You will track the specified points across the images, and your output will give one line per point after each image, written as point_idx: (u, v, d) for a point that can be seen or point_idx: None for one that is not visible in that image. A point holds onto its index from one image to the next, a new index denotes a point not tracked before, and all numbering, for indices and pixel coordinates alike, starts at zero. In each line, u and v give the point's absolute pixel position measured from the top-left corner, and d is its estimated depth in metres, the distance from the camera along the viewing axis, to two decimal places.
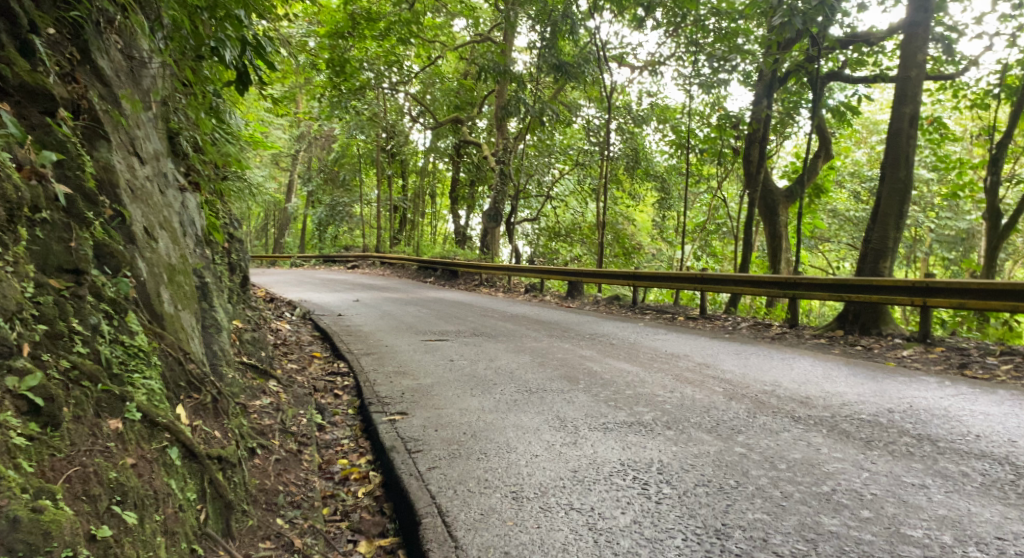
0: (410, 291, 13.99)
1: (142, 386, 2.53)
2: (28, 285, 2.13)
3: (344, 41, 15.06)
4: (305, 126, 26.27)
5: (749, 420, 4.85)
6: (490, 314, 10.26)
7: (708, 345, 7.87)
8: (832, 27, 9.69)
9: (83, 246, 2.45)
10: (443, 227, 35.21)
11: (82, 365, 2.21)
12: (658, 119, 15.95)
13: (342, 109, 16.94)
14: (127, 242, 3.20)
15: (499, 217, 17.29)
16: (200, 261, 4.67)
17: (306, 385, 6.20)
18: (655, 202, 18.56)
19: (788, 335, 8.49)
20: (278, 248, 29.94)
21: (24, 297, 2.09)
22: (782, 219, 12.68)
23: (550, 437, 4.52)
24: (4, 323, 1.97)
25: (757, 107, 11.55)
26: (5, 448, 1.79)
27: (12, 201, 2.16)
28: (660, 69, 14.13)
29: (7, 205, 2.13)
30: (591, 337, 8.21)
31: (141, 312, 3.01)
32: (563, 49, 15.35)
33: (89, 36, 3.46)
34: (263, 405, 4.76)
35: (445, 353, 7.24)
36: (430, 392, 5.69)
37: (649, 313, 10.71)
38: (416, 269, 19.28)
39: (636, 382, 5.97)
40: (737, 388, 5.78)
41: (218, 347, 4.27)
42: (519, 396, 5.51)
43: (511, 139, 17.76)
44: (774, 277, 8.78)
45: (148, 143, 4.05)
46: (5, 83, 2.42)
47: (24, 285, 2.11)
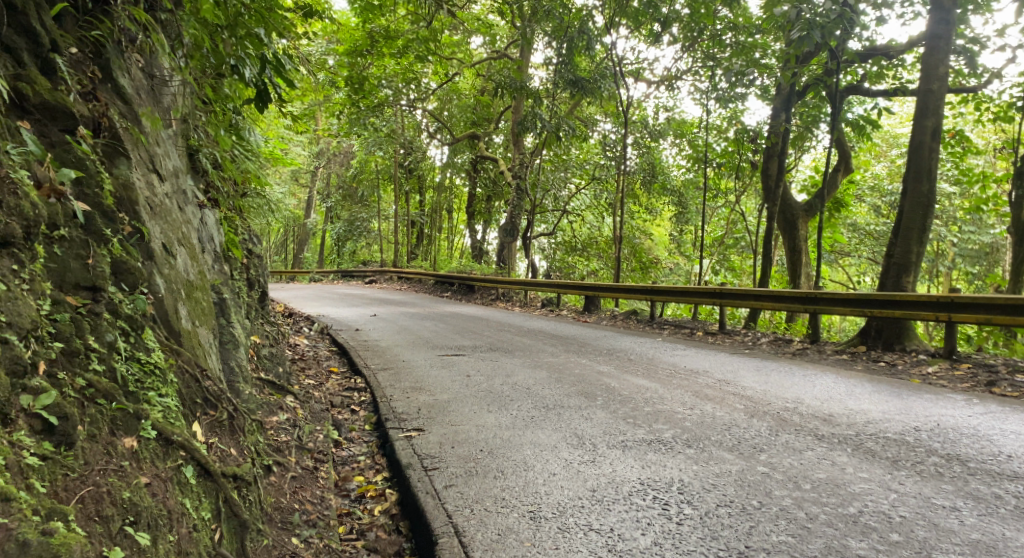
0: (428, 306, 14.00)
1: (158, 403, 2.52)
2: (42, 302, 2.10)
3: (362, 58, 15.20)
4: (324, 143, 26.58)
5: (772, 438, 4.76)
6: (507, 328, 10.20)
7: (728, 361, 7.75)
8: (851, 40, 9.60)
9: (101, 264, 2.43)
10: (461, 243, 35.24)
11: (98, 383, 2.19)
12: (675, 134, 15.87)
13: (360, 126, 17.15)
14: (145, 258, 3.23)
15: (516, 232, 17.30)
16: (219, 276, 4.68)
17: (323, 400, 6.20)
18: (672, 216, 18.44)
19: (809, 351, 8.35)
20: (296, 262, 30.21)
21: (40, 315, 2.07)
22: (802, 233, 12.49)
23: (568, 455, 4.45)
24: (19, 340, 1.95)
25: (776, 121, 11.47)
26: (16, 468, 1.76)
27: (29, 218, 2.13)
28: (676, 84, 14.09)
29: (24, 222, 2.10)
30: (609, 353, 8.13)
31: (159, 329, 3.02)
32: (579, 64, 15.35)
33: (110, 56, 3.53)
34: (280, 422, 4.76)
35: (462, 368, 7.19)
36: (446, 408, 5.64)
37: (667, 329, 10.61)
38: (433, 284, 19.28)
39: (654, 398, 5.89)
40: (758, 405, 5.67)
41: (235, 363, 4.27)
42: (536, 412, 5.46)
43: (527, 153, 17.81)
44: (794, 292, 8.65)
45: (168, 160, 4.08)
46: (26, 100, 2.40)
47: (40, 302, 2.09)
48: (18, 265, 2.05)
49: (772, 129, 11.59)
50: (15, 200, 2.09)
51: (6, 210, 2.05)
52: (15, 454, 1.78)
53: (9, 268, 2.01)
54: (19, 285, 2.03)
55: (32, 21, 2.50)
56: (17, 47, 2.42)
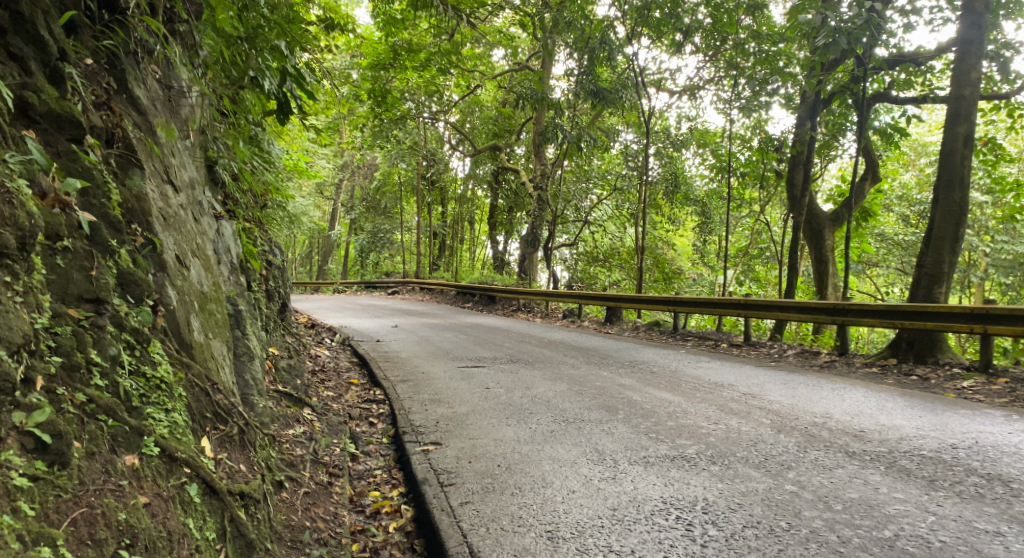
0: (449, 317, 13.93)
1: (164, 417, 2.46)
2: (38, 315, 2.02)
3: (385, 72, 15.27)
4: (348, 156, 26.80)
5: (800, 455, 4.58)
6: (528, 340, 10.08)
7: (753, 373, 7.54)
8: (878, 47, 9.40)
9: (105, 275, 2.38)
10: (482, 253, 35.19)
11: (99, 399, 2.13)
12: (698, 143, 15.69)
13: (382, 138, 17.21)
14: (157, 270, 3.19)
15: (537, 243, 17.21)
16: (235, 288, 4.64)
17: (341, 413, 6.14)
18: (695, 226, 18.20)
19: (838, 364, 8.10)
20: (320, 275, 30.39)
21: (34, 329, 1.99)
22: (828, 243, 12.20)
23: (588, 472, 4.32)
24: (9, 357, 1.85)
25: (801, 130, 11.28)
26: (3, 491, 1.69)
27: (25, 229, 2.04)
28: (699, 94, 13.90)
29: (19, 233, 2.01)
30: (631, 365, 7.97)
31: (169, 342, 2.98)
32: (601, 75, 15.23)
33: (125, 67, 3.52)
34: (296, 435, 4.71)
35: (481, 380, 7.09)
36: (464, 421, 5.54)
37: (691, 340, 10.40)
38: (454, 295, 19.22)
39: (678, 412, 5.72)
40: (784, 420, 5.49)
41: (250, 376, 4.22)
42: (556, 426, 5.33)
43: (548, 164, 17.74)
44: (821, 303, 8.41)
45: (183, 171, 4.06)
46: (32, 110, 2.36)
47: (36, 315, 2.02)
48: (12, 277, 1.96)
49: (797, 137, 11.37)
50: (11, 210, 2.01)
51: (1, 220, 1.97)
52: (2, 475, 1.71)
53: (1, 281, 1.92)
54: (12, 299, 1.94)
55: (39, 30, 2.47)
56: (24, 55, 2.38)
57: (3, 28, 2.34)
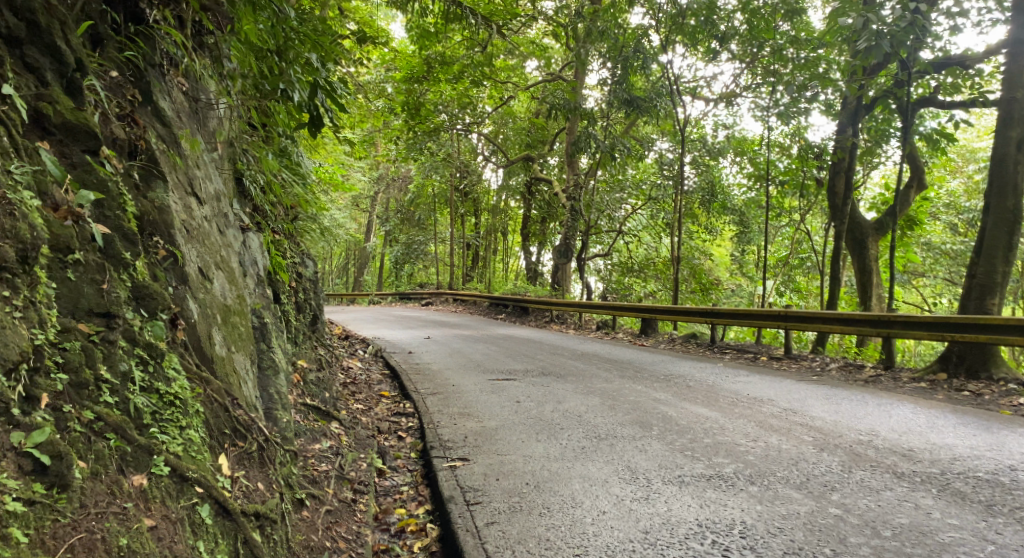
0: (481, 328, 13.82)
1: (178, 434, 2.40)
2: (40, 331, 1.96)
3: (419, 85, 15.29)
4: (383, 169, 27.03)
5: (845, 476, 4.34)
6: (560, 352, 9.92)
7: (794, 388, 7.25)
8: (923, 51, 9.06)
9: (117, 288, 2.33)
10: (515, 265, 35.04)
11: (107, 417, 2.08)
12: (735, 152, 15.34)
13: (416, 151, 17.29)
14: (179, 282, 3.16)
15: (571, 254, 17.04)
16: (261, 300, 4.61)
17: (370, 426, 6.07)
18: (733, 236, 17.79)
19: (883, 379, 7.74)
20: (355, 286, 30.62)
21: (33, 346, 1.91)
22: (872, 252, 11.74)
23: (619, 491, 4.15)
24: (3, 378, 1.78)
25: (842, 136, 10.91)
26: None
27: (27, 242, 1.98)
28: (736, 102, 13.60)
29: (21, 246, 1.95)
30: (666, 378, 7.75)
31: (188, 357, 2.93)
32: (635, 84, 15.00)
33: (151, 79, 3.52)
34: (322, 450, 4.66)
35: (512, 393, 6.96)
36: (493, 436, 5.41)
37: (729, 353, 10.11)
38: (488, 305, 19.11)
39: (714, 429, 5.51)
40: (827, 437, 5.23)
41: (275, 389, 4.16)
42: (587, 442, 5.17)
43: (581, 174, 17.61)
44: (865, 315, 8.08)
45: (209, 183, 4.04)
46: (47, 120, 2.33)
47: (37, 331, 1.95)
48: (12, 292, 1.91)
49: (838, 145, 11.00)
50: (12, 222, 1.96)
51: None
52: None
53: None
54: (11, 315, 1.87)
55: (56, 41, 2.45)
56: (40, 66, 2.37)
57: (20, 39, 2.32)
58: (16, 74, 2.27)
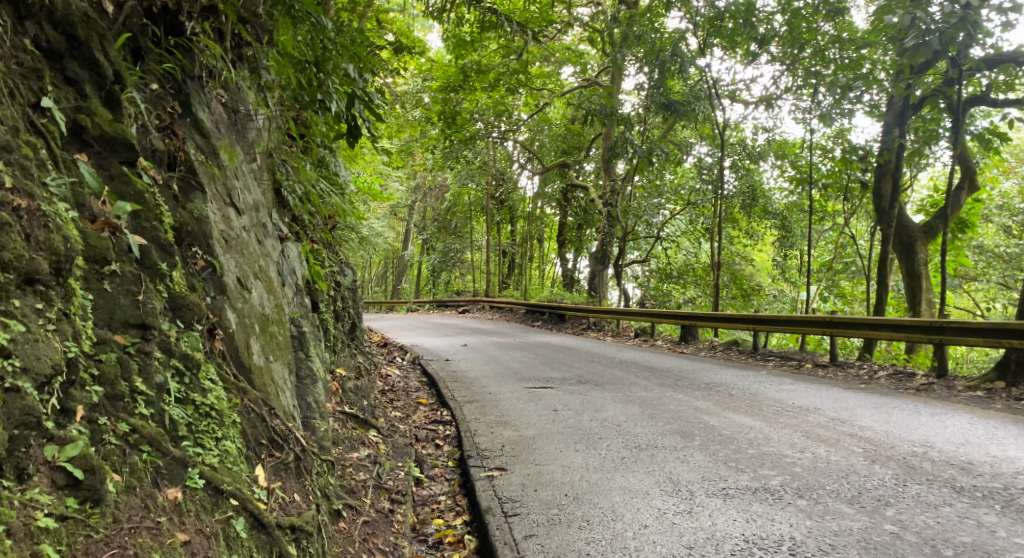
0: (519, 335, 13.74)
1: (214, 445, 2.39)
2: (73, 342, 1.94)
3: (455, 94, 15.14)
4: (420, 177, 27.23)
5: (899, 490, 4.14)
6: (598, 360, 9.78)
7: (842, 397, 7.00)
8: (974, 48, 8.72)
9: (152, 300, 2.33)
10: (552, 272, 34.87)
11: (143, 429, 2.08)
12: (776, 155, 14.99)
13: (453, 160, 17.31)
14: (217, 292, 3.17)
15: (608, 260, 16.86)
16: (299, 309, 4.62)
17: (407, 434, 6.05)
18: (775, 241, 17.36)
19: (936, 387, 7.42)
20: (394, 294, 30.85)
21: (67, 358, 1.90)
22: (921, 256, 11.24)
23: (661, 504, 4.03)
24: (34, 390, 1.76)
25: (888, 137, 10.56)
26: (25, 531, 1.60)
27: (61, 254, 1.97)
28: (777, 104, 13.27)
29: (54, 258, 1.94)
30: (707, 387, 7.56)
31: (225, 367, 2.93)
32: (673, 88, 14.57)
33: (190, 91, 3.57)
34: (360, 458, 4.65)
35: (549, 402, 6.86)
36: (531, 445, 5.33)
37: (772, 361, 9.83)
38: (524, 313, 19.01)
39: (759, 439, 5.34)
40: (879, 449, 5.01)
41: (313, 398, 4.15)
42: (627, 452, 5.05)
43: (618, 179, 17.41)
44: (915, 321, 7.75)
45: (248, 193, 4.07)
46: (85, 132, 2.35)
47: (71, 343, 1.94)
48: (46, 305, 1.89)
49: (885, 146, 10.65)
50: (46, 234, 1.95)
51: (34, 244, 1.90)
52: (24, 517, 1.62)
53: (33, 307, 1.84)
54: (44, 327, 1.86)
55: (95, 53, 2.47)
56: (79, 79, 2.39)
57: (60, 52, 2.35)
58: (56, 86, 2.28)
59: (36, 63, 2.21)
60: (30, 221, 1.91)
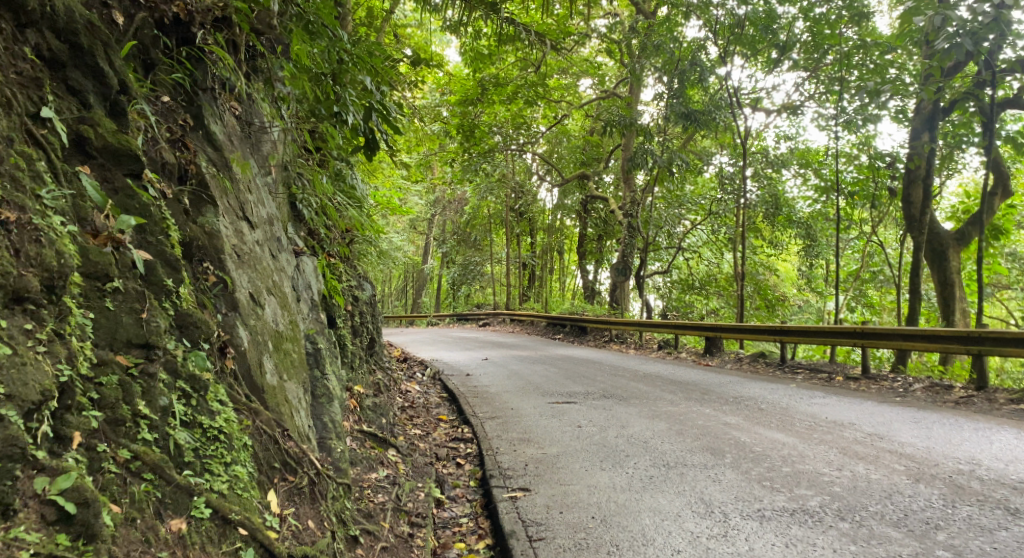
0: (540, 349, 13.52)
1: (223, 471, 2.27)
2: (67, 365, 1.81)
3: (474, 107, 14.98)
4: (439, 191, 27.21)
5: (949, 511, 3.89)
6: (621, 373, 9.55)
7: (877, 411, 6.72)
8: (1006, 48, 8.42)
9: (157, 318, 2.20)
10: (573, 284, 34.56)
11: (146, 455, 1.96)
12: (799, 163, 14.70)
13: (472, 173, 17.25)
14: (229, 310, 3.06)
15: (629, 271, 16.61)
16: (315, 326, 4.51)
17: (428, 453, 5.90)
18: (800, 250, 16.99)
19: (976, 400, 7.10)
20: (414, 308, 30.76)
21: (58, 383, 1.76)
22: (954, 265, 10.78)
23: (694, 527, 3.83)
24: (18, 417, 1.62)
25: (916, 142, 10.21)
26: None
27: (54, 269, 1.85)
28: (800, 111, 13.00)
29: (46, 274, 1.81)
30: (736, 401, 7.31)
31: (236, 387, 2.81)
32: (694, 97, 14.28)
33: (202, 102, 3.48)
34: (379, 479, 4.51)
35: (573, 418, 6.67)
36: (555, 464, 5.14)
37: (801, 374, 9.53)
38: (545, 326, 18.79)
39: (793, 456, 5.10)
40: (922, 466, 4.75)
41: (329, 417, 4.02)
42: (655, 471, 4.85)
43: (638, 190, 17.18)
44: (952, 331, 7.43)
45: (262, 207, 3.97)
46: (89, 144, 2.24)
47: (64, 366, 1.80)
48: (37, 325, 1.77)
49: (914, 152, 10.25)
50: (37, 249, 1.82)
51: (23, 260, 1.77)
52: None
53: (21, 328, 1.71)
54: (33, 349, 1.73)
55: (98, 62, 2.37)
56: (83, 89, 2.29)
57: (63, 62, 2.25)
58: (57, 97, 2.18)
59: (35, 72, 2.11)
60: (19, 235, 1.79)
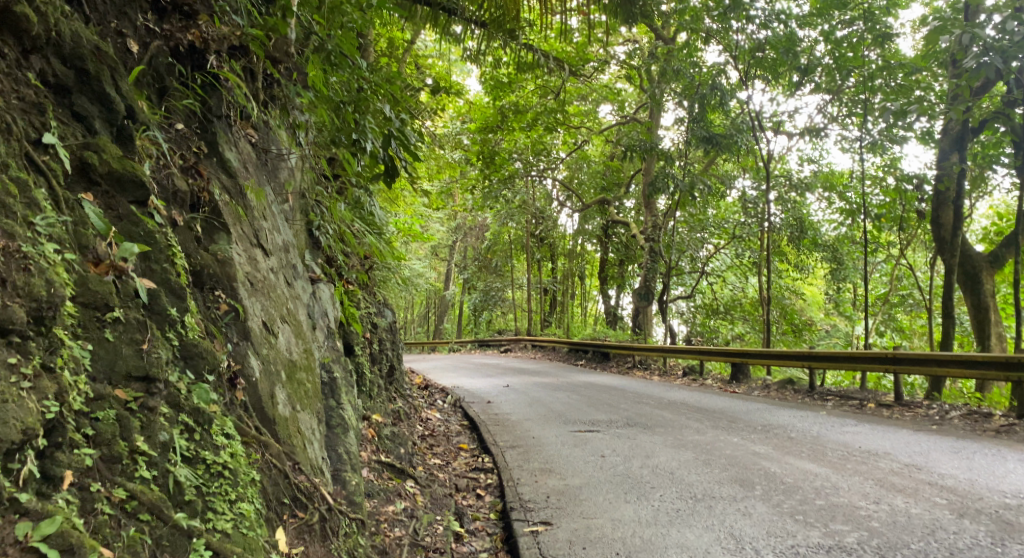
0: (562, 375, 13.28)
1: (227, 509, 2.17)
2: (56, 402, 1.72)
3: (494, 134, 14.99)
4: (460, 218, 27.26)
5: (998, 550, 3.65)
6: (645, 401, 9.29)
7: (914, 439, 6.43)
8: None
9: (158, 349, 2.12)
10: (595, 309, 34.23)
11: (142, 495, 1.86)
12: (824, 186, 14.46)
13: (492, 199, 17.25)
14: (240, 339, 2.99)
15: (651, 296, 16.39)
16: (330, 354, 4.42)
17: (447, 483, 5.74)
18: (827, 274, 16.62)
19: (1019, 429, 6.77)
20: (436, 334, 30.69)
21: (41, 420, 1.66)
22: (988, 288, 10.37)
23: None
24: None
25: (945, 163, 9.93)
26: None
27: (43, 300, 1.76)
28: (823, 133, 12.81)
29: (32, 305, 1.71)
30: (764, 429, 7.06)
31: (245, 420, 2.72)
32: (714, 121, 14.16)
33: (216, 129, 3.45)
34: (396, 512, 4.38)
35: (596, 447, 6.47)
36: (577, 496, 4.96)
37: (831, 401, 9.21)
38: (567, 352, 18.55)
39: (827, 488, 4.87)
40: (965, 500, 4.50)
41: (344, 448, 3.91)
42: (682, 503, 4.65)
43: (660, 215, 17.00)
44: (990, 356, 7.13)
45: (277, 234, 3.92)
46: (92, 170, 2.19)
47: (50, 403, 1.70)
48: (23, 359, 1.68)
49: (942, 173, 9.93)
50: (26, 279, 1.73)
51: (9, 290, 1.68)
52: None
53: (5, 363, 1.62)
54: (15, 385, 1.63)
55: (106, 88, 2.33)
56: (88, 114, 2.26)
57: (69, 87, 2.22)
58: (62, 122, 2.14)
59: (38, 98, 2.06)
60: (7, 264, 1.71)
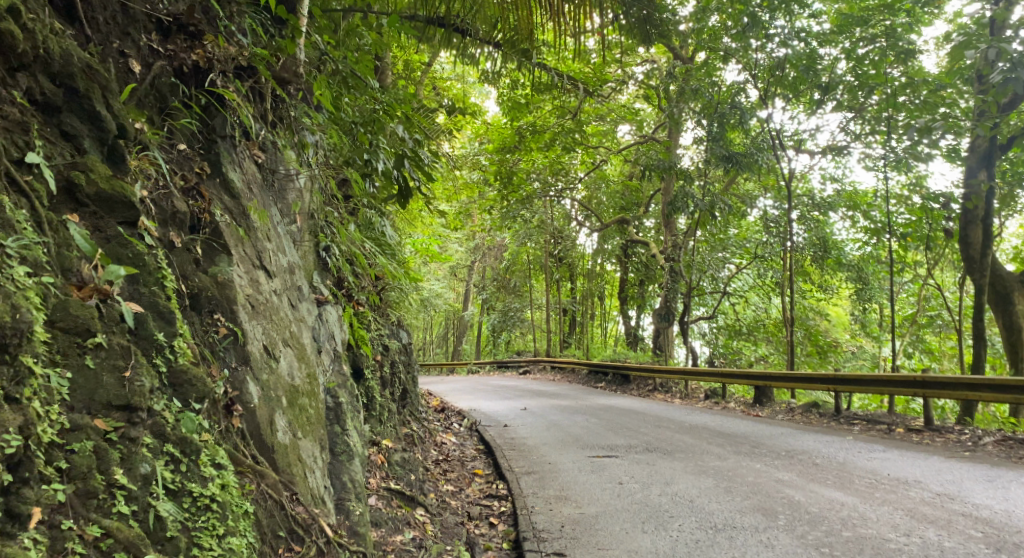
0: (581, 398, 13.06)
1: (214, 545, 2.08)
2: (20, 436, 1.62)
3: (511, 155, 14.87)
4: (479, 238, 27.19)
5: None
6: (666, 425, 9.07)
7: (945, 467, 6.16)
8: None
9: (142, 376, 2.04)
10: (615, 330, 33.90)
11: (117, 531, 1.76)
12: (847, 205, 14.18)
13: (510, 219, 17.16)
14: (239, 364, 2.90)
15: (671, 317, 16.10)
16: (337, 377, 4.33)
17: (459, 512, 5.58)
18: (851, 294, 16.26)
19: None
20: (455, 356, 30.53)
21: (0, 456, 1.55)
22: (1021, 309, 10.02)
23: None
24: None
25: (972, 181, 9.63)
26: None
27: (8, 326, 1.67)
28: (846, 151, 12.57)
29: None
30: (788, 455, 6.81)
31: (240, 449, 2.62)
32: (733, 140, 13.97)
33: (220, 148, 3.41)
34: (404, 543, 4.24)
35: (613, 473, 6.28)
36: (592, 525, 4.78)
37: (858, 425, 8.91)
38: (587, 374, 18.28)
39: (855, 518, 4.65)
40: (1002, 533, 4.25)
41: (349, 476, 3.79)
42: (701, 534, 4.46)
43: (680, 234, 16.76)
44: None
45: (283, 255, 3.85)
46: (80, 191, 2.14)
47: (11, 436, 1.60)
48: None
49: (970, 191, 9.62)
50: None
51: None
52: None
53: None
54: None
55: (96, 106, 2.28)
56: (77, 133, 2.21)
57: (57, 106, 2.17)
58: (48, 141, 2.10)
59: (23, 116, 2.02)
60: None
